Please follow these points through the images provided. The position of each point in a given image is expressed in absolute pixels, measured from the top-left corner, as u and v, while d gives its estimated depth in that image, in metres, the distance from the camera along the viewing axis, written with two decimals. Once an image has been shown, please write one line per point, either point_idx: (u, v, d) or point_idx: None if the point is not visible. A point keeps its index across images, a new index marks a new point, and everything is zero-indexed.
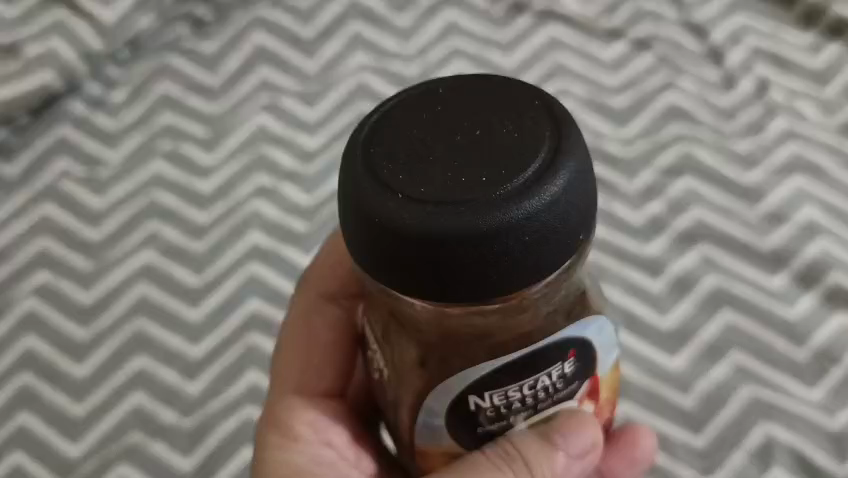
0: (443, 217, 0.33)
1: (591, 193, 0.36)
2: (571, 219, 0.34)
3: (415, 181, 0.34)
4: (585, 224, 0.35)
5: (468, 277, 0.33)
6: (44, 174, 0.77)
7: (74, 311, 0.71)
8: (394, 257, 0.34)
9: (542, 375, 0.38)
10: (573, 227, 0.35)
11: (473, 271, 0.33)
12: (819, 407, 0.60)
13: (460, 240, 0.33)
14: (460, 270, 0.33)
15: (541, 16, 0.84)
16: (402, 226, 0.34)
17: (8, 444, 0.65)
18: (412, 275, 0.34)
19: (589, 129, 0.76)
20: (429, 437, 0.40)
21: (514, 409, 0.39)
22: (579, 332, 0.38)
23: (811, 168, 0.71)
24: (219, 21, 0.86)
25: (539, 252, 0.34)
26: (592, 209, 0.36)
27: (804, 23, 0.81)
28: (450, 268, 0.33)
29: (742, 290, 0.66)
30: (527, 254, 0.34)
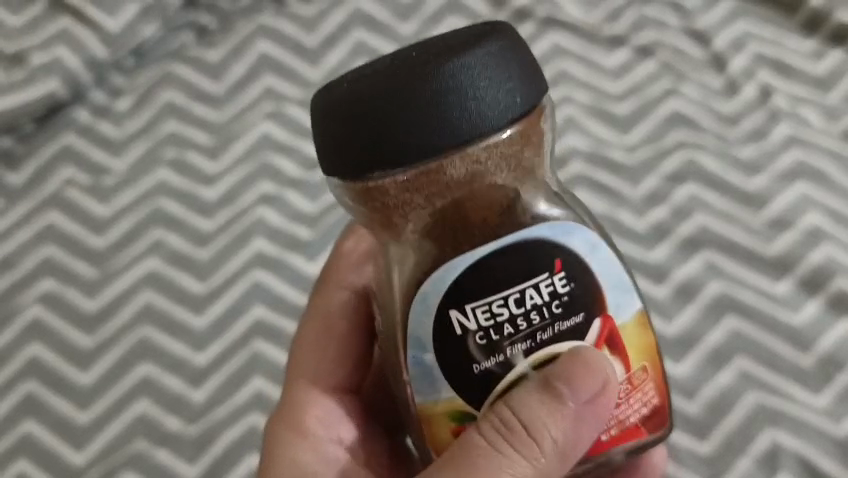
0: (385, 87, 0.38)
1: (531, 72, 0.40)
2: (508, 85, 0.39)
3: (366, 77, 0.40)
4: (523, 90, 0.40)
5: (414, 133, 0.38)
6: (49, 182, 0.78)
7: (78, 319, 0.71)
8: (353, 136, 0.39)
9: (528, 288, 0.41)
10: (511, 89, 0.39)
11: (420, 134, 0.38)
12: (824, 414, 0.60)
13: (402, 104, 0.38)
14: (407, 131, 0.38)
15: (544, 23, 0.83)
16: (353, 106, 0.39)
17: (14, 452, 0.66)
18: (370, 149, 0.39)
19: (592, 136, 0.76)
20: (428, 390, 0.42)
21: (510, 334, 0.41)
22: (559, 237, 0.41)
23: (815, 174, 0.71)
24: (223, 31, 0.86)
25: (476, 108, 0.38)
26: (535, 88, 0.40)
27: (807, 30, 0.81)
28: (398, 130, 0.38)
29: (746, 296, 0.66)
30: (466, 112, 0.38)
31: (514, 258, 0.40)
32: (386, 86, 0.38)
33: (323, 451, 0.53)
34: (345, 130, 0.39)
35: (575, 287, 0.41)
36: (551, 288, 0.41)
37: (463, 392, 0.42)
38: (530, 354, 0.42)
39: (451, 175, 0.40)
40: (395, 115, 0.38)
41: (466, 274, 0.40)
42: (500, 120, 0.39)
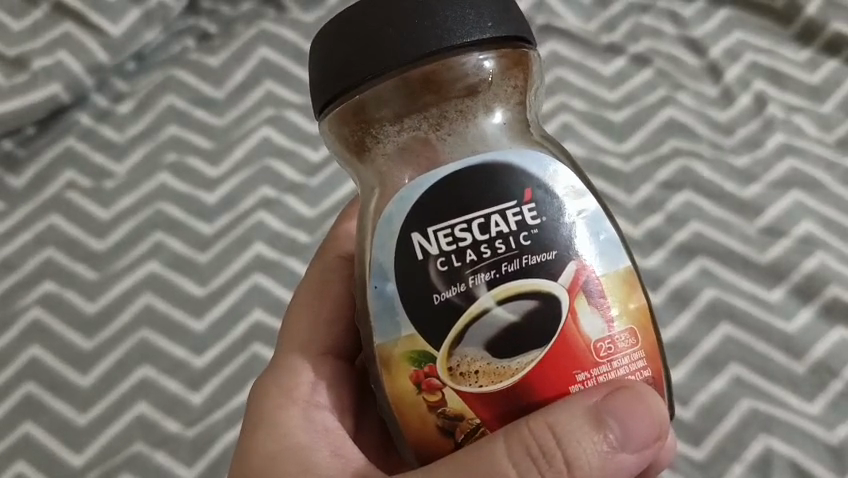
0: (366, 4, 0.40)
1: (508, 5, 0.42)
2: (480, 7, 0.40)
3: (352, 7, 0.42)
4: (498, 15, 0.41)
5: (389, 42, 0.39)
6: (50, 186, 0.78)
7: (78, 320, 0.71)
8: (336, 54, 0.41)
9: (494, 214, 0.39)
10: (483, 9, 0.40)
11: (391, 42, 0.39)
12: (818, 421, 0.61)
13: (376, 18, 0.40)
14: (379, 41, 0.40)
15: (541, 31, 0.84)
16: (338, 26, 0.41)
17: (14, 453, 0.66)
18: (346, 63, 0.40)
19: (589, 143, 0.77)
20: (389, 327, 0.40)
21: (471, 263, 0.39)
22: (532, 167, 0.40)
23: (810, 183, 0.72)
24: (225, 35, 0.86)
25: (446, 20, 0.39)
26: (510, 15, 0.42)
27: (803, 39, 0.81)
28: (375, 38, 0.40)
29: (740, 303, 0.67)
30: (436, 22, 0.39)
31: (483, 182, 0.39)
32: (364, 6, 0.40)
33: (310, 417, 0.51)
34: (330, 49, 0.41)
35: (545, 220, 0.39)
36: (520, 217, 0.39)
37: (428, 332, 0.39)
38: (493, 287, 0.39)
39: (424, 91, 0.41)
40: (370, 29, 0.40)
41: (432, 193, 0.40)
42: (471, 34, 0.40)
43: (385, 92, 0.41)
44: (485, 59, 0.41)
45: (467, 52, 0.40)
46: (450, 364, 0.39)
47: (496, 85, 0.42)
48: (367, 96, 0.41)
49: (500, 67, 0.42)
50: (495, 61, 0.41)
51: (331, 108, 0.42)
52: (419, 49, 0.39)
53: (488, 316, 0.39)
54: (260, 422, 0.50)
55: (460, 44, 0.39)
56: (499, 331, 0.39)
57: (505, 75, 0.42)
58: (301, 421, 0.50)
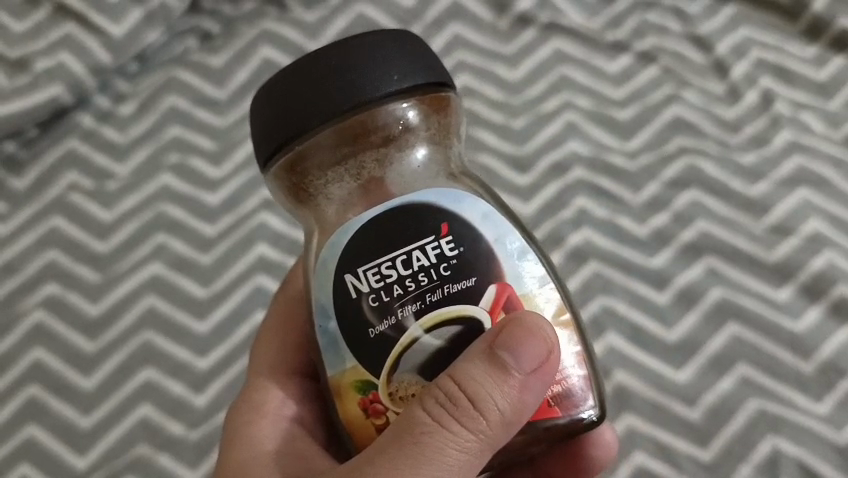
0: (286, 73, 0.41)
1: (427, 53, 0.43)
2: (393, 62, 0.41)
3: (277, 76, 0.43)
4: (411, 70, 0.41)
5: (309, 107, 0.40)
6: (53, 187, 0.78)
7: (81, 322, 0.71)
8: (267, 122, 0.42)
9: (415, 250, 0.40)
10: (402, 62, 0.41)
11: (316, 101, 0.40)
12: (826, 421, 0.60)
13: (299, 81, 0.41)
14: (305, 101, 0.40)
15: (546, 29, 0.83)
16: (266, 95, 0.42)
17: (18, 455, 0.66)
18: (276, 124, 0.41)
19: (593, 141, 0.76)
20: (334, 359, 0.41)
21: (398, 297, 0.40)
22: (446, 201, 0.41)
23: (816, 181, 0.71)
24: (228, 35, 0.86)
25: (358, 78, 0.40)
26: (429, 64, 0.42)
27: (810, 36, 0.81)
28: (297, 103, 0.40)
29: (748, 302, 0.66)
30: (356, 79, 0.40)
31: (406, 216, 0.40)
32: (285, 74, 0.41)
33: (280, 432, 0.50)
34: (262, 117, 0.42)
35: (465, 250, 0.40)
36: (439, 250, 0.40)
37: (368, 362, 0.40)
38: (421, 316, 0.39)
39: (350, 142, 0.41)
40: (290, 92, 0.41)
41: (358, 234, 0.40)
42: (391, 86, 0.40)
43: (315, 147, 0.41)
44: (405, 107, 0.41)
45: (384, 105, 0.40)
46: (390, 389, 0.40)
47: (420, 130, 0.43)
48: (299, 151, 0.42)
49: (424, 114, 0.43)
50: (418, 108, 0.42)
51: (270, 170, 0.43)
52: (341, 106, 0.40)
53: (418, 343, 0.40)
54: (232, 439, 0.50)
55: (379, 97, 0.40)
56: (431, 356, 0.40)
57: (428, 119, 0.43)
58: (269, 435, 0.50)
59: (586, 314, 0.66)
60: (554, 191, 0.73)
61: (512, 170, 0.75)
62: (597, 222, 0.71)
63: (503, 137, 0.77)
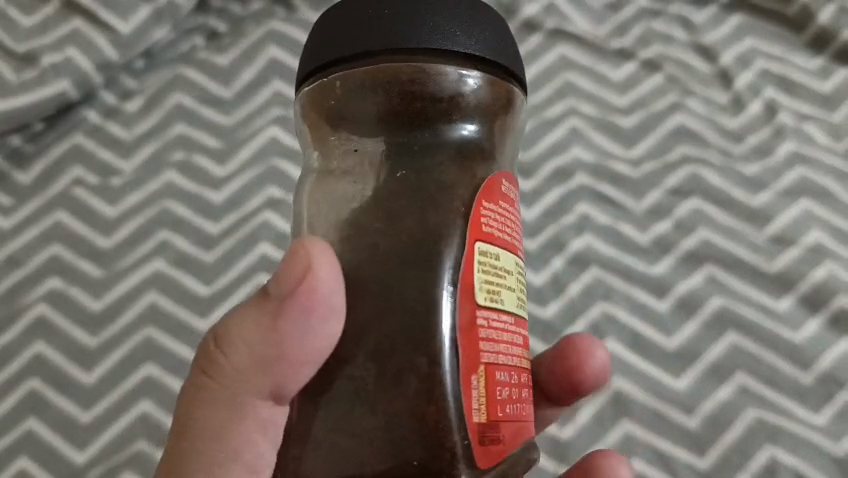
0: None
1: (499, 40, 0.43)
2: (463, 27, 0.41)
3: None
4: (477, 45, 0.41)
5: (363, 32, 0.40)
6: (57, 183, 0.78)
7: (83, 317, 0.71)
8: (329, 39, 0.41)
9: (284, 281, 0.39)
10: (482, 35, 0.41)
11: (373, 30, 0.40)
12: (824, 432, 0.61)
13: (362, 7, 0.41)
14: (360, 26, 0.40)
15: (552, 35, 0.83)
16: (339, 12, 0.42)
17: (17, 448, 0.66)
18: (312, 47, 0.42)
19: (597, 147, 0.76)
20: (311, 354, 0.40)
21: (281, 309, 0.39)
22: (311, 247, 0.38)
23: (819, 192, 0.72)
24: (235, 35, 0.86)
25: (424, 23, 0.40)
26: (502, 52, 0.42)
27: (816, 47, 0.81)
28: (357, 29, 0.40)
29: (747, 311, 0.66)
30: (427, 26, 0.40)
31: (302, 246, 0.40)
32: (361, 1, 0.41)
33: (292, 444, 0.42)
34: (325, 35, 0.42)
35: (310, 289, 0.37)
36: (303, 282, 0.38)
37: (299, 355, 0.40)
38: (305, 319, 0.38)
39: (391, 84, 0.40)
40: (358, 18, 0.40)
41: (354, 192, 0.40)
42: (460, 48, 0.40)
43: (362, 79, 0.40)
44: (465, 75, 0.41)
45: (440, 59, 0.40)
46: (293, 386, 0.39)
47: (478, 109, 0.41)
48: (338, 78, 0.41)
49: (487, 92, 0.42)
50: (485, 82, 0.42)
51: (311, 83, 0.42)
52: (402, 44, 0.39)
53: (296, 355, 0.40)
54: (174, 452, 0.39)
55: (435, 49, 0.39)
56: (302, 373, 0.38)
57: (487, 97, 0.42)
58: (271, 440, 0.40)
59: (586, 320, 0.67)
60: (557, 196, 0.73)
61: (515, 175, 0.75)
62: (600, 228, 0.71)
63: None
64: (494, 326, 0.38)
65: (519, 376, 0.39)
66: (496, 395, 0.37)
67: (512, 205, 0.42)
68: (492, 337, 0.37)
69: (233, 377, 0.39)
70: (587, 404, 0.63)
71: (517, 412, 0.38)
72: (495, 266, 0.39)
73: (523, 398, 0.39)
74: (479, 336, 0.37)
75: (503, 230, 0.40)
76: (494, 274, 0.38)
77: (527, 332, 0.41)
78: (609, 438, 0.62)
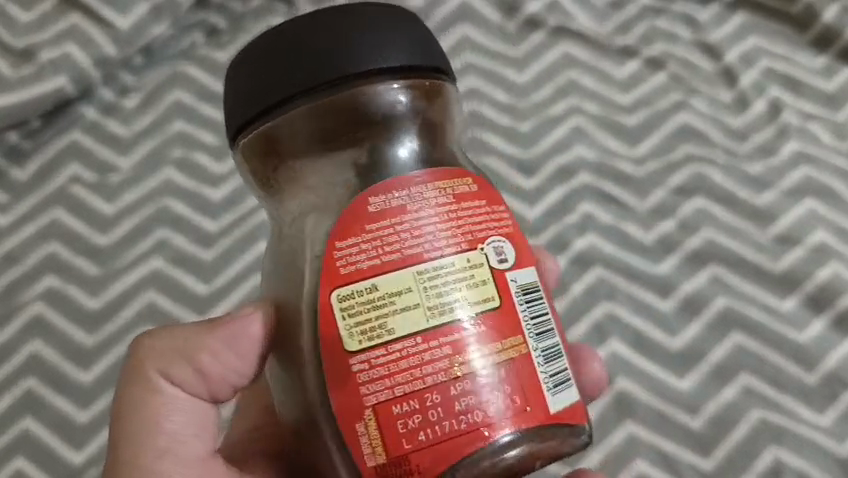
0: (288, 32, 0.41)
1: (426, 41, 0.44)
2: (393, 43, 0.42)
3: (272, 34, 0.42)
4: (409, 56, 0.42)
5: (299, 72, 0.40)
6: (54, 180, 0.78)
7: (80, 316, 0.71)
8: (259, 83, 0.41)
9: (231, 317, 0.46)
10: (405, 41, 0.42)
11: (299, 66, 0.40)
12: (829, 433, 0.60)
13: (279, 47, 0.41)
14: (283, 67, 0.41)
15: (555, 32, 0.83)
16: (260, 51, 0.42)
17: (13, 448, 0.65)
18: (236, 99, 0.43)
19: (599, 146, 0.76)
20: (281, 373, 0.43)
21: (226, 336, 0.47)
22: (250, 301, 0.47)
23: (824, 192, 0.71)
24: (235, 31, 0.85)
25: (356, 51, 0.41)
26: (431, 52, 0.44)
27: (819, 46, 0.80)
28: (289, 69, 0.41)
29: (751, 311, 0.66)
30: (357, 50, 0.41)
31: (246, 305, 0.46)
32: (282, 37, 0.41)
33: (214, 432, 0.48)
34: (253, 78, 0.42)
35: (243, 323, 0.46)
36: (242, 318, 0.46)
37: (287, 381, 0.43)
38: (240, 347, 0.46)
39: (330, 117, 0.42)
40: (286, 54, 0.41)
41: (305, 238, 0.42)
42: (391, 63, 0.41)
43: (300, 117, 0.42)
44: (397, 90, 0.42)
45: (376, 82, 0.41)
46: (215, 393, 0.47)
47: (412, 117, 0.44)
48: (274, 125, 0.42)
49: (418, 96, 0.44)
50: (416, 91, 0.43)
51: (246, 131, 0.43)
52: (332, 76, 0.40)
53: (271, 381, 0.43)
54: (118, 427, 0.45)
55: (372, 73, 0.41)
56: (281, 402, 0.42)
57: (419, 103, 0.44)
58: (183, 415, 0.46)
59: (589, 320, 0.66)
60: (559, 195, 0.73)
61: (518, 173, 0.74)
62: (603, 227, 0.71)
63: (510, 140, 0.76)
64: (377, 364, 0.37)
65: (429, 394, 0.37)
66: (396, 429, 0.37)
67: (412, 208, 0.39)
68: (375, 374, 0.37)
69: (147, 362, 0.46)
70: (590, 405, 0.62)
71: (440, 430, 0.37)
72: (369, 302, 0.38)
73: (457, 412, 0.37)
74: (357, 385, 0.38)
75: (403, 215, 0.39)
76: (369, 312, 0.38)
77: (458, 336, 0.38)
78: (613, 439, 0.61)
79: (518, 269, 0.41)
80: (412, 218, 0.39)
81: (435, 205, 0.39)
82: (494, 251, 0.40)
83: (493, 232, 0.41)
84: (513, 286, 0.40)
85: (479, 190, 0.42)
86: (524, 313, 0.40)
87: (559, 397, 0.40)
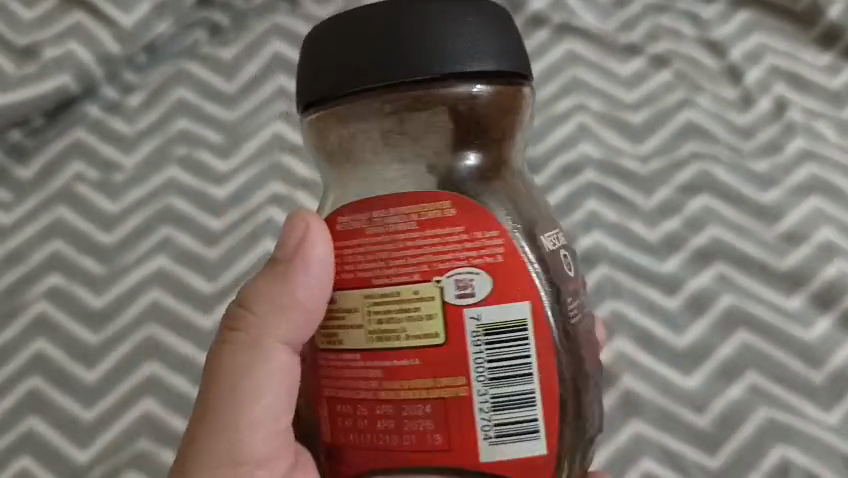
0: (376, 20, 0.42)
1: (510, 42, 0.44)
2: (477, 45, 0.42)
3: (358, 20, 0.42)
4: (493, 60, 0.43)
5: (381, 65, 0.41)
6: (59, 178, 0.77)
7: (85, 315, 0.70)
8: (339, 66, 0.42)
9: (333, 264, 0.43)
10: (481, 39, 0.43)
11: (382, 57, 0.41)
12: (834, 431, 0.60)
13: (347, 39, 0.42)
14: (366, 57, 0.41)
15: (560, 29, 0.83)
16: (343, 33, 0.42)
17: (18, 447, 0.65)
18: (313, 74, 0.44)
19: (605, 144, 0.75)
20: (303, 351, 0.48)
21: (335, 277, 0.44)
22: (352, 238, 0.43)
23: (829, 189, 0.71)
24: (239, 31, 0.84)
25: (441, 51, 0.41)
26: (513, 55, 0.44)
27: (823, 43, 0.80)
28: (373, 59, 0.41)
29: (756, 309, 0.66)
30: (441, 50, 0.41)
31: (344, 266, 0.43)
32: (369, 24, 0.42)
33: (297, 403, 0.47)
34: (336, 59, 0.42)
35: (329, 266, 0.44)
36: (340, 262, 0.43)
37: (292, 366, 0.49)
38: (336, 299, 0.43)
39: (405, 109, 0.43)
40: (371, 44, 0.41)
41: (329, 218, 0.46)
42: (467, 65, 0.42)
43: (373, 105, 0.43)
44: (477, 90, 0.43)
45: (456, 84, 0.42)
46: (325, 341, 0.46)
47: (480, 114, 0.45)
48: (347, 107, 0.43)
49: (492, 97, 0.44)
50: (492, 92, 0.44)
51: (320, 108, 0.44)
52: (414, 74, 0.41)
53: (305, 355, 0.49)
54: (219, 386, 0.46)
55: (452, 75, 0.41)
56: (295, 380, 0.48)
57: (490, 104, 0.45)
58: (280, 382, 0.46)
59: None
60: (564, 193, 0.72)
61: None
62: (608, 226, 0.70)
63: None
64: (329, 366, 0.43)
65: (358, 405, 0.41)
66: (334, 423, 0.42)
67: (368, 231, 0.41)
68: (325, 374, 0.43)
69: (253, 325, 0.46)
70: None
71: (361, 438, 0.41)
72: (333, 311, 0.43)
73: (378, 429, 0.41)
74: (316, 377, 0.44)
75: (365, 240, 0.41)
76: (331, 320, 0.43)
77: (394, 361, 0.40)
78: (619, 438, 0.61)
79: (488, 304, 0.40)
80: (365, 242, 0.41)
81: (389, 231, 0.41)
82: (461, 282, 0.40)
83: (468, 262, 0.40)
84: (471, 323, 0.40)
85: (454, 216, 0.41)
86: (484, 349, 0.40)
87: (497, 447, 0.40)
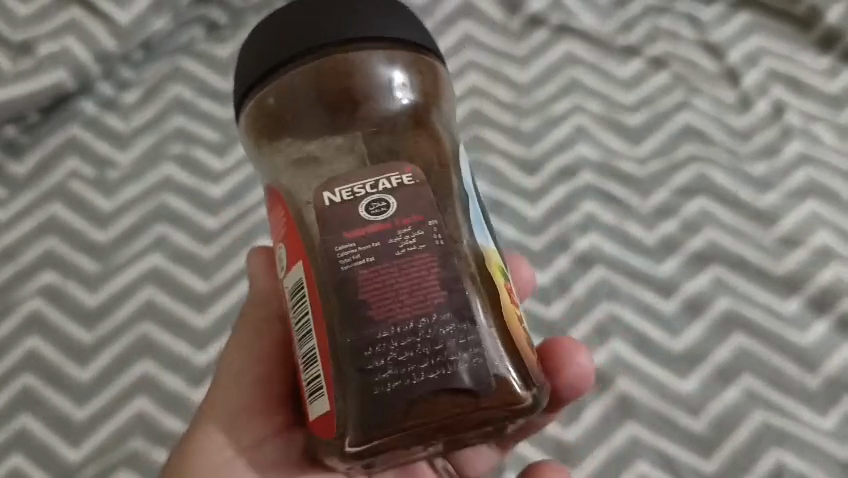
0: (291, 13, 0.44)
1: (415, 25, 0.46)
2: (385, 24, 0.44)
3: (276, 16, 0.44)
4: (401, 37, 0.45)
5: (299, 44, 0.43)
6: (53, 175, 0.77)
7: (78, 313, 0.70)
8: (264, 56, 0.44)
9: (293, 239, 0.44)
10: (397, 16, 0.45)
11: (298, 37, 0.43)
12: (829, 435, 0.60)
13: (271, 29, 0.44)
14: (285, 39, 0.43)
15: (558, 30, 0.82)
16: (264, 29, 0.45)
17: (9, 446, 0.65)
18: (244, 74, 0.45)
19: (602, 145, 0.75)
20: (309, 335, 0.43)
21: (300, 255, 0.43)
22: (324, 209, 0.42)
23: (826, 193, 0.71)
24: (234, 26, 0.84)
25: (349, 25, 0.43)
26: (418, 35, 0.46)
27: (822, 46, 0.80)
28: (291, 40, 0.43)
29: (752, 313, 0.66)
30: (348, 23, 0.43)
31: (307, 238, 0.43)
32: (285, 15, 0.44)
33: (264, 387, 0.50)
34: (260, 50, 0.44)
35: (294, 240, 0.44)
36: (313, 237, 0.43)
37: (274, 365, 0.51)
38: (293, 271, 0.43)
39: (326, 89, 0.44)
40: (287, 29, 0.44)
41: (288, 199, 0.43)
42: (374, 37, 0.43)
43: (295, 88, 0.44)
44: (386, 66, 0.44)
45: (363, 55, 0.44)
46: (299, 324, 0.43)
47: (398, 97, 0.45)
48: (274, 96, 0.44)
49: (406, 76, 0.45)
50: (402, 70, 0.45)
51: (251, 103, 0.45)
52: (326, 45, 0.43)
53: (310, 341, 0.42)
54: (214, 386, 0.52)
55: (359, 47, 0.43)
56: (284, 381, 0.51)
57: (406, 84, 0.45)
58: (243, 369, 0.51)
59: (589, 323, 0.66)
60: (561, 195, 0.72)
61: (518, 172, 0.74)
62: (605, 228, 0.70)
63: (511, 139, 0.76)
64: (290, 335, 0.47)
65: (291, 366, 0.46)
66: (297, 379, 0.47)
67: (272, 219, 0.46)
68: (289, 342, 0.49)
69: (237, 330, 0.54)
70: (589, 407, 0.62)
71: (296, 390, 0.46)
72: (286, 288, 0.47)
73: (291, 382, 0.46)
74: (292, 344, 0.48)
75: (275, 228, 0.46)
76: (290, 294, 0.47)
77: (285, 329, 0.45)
78: (614, 441, 0.61)
79: (289, 272, 0.42)
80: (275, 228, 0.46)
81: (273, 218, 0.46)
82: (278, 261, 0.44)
83: (277, 243, 0.44)
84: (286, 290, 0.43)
85: (276, 198, 0.44)
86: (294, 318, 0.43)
87: (314, 406, 0.42)
